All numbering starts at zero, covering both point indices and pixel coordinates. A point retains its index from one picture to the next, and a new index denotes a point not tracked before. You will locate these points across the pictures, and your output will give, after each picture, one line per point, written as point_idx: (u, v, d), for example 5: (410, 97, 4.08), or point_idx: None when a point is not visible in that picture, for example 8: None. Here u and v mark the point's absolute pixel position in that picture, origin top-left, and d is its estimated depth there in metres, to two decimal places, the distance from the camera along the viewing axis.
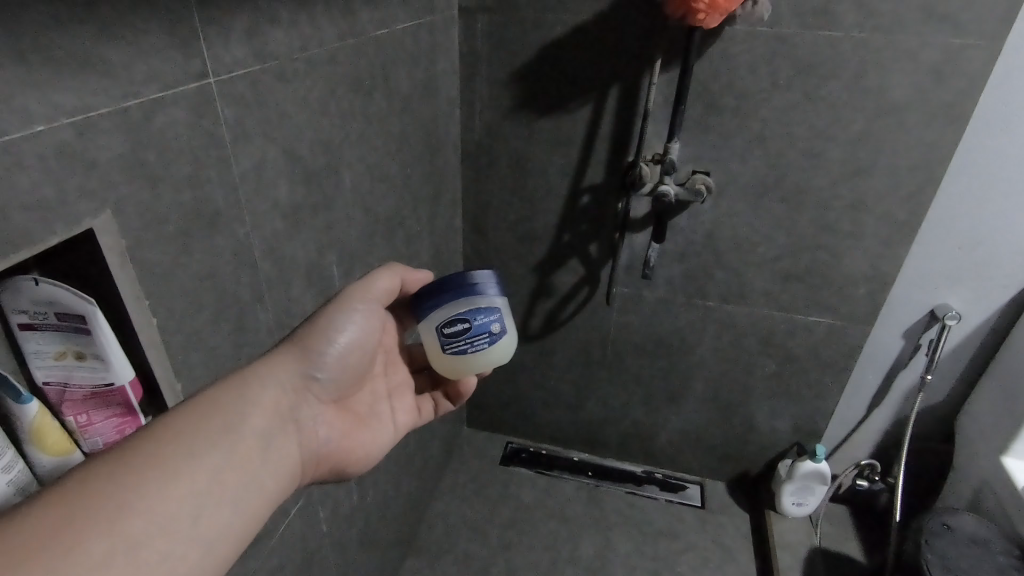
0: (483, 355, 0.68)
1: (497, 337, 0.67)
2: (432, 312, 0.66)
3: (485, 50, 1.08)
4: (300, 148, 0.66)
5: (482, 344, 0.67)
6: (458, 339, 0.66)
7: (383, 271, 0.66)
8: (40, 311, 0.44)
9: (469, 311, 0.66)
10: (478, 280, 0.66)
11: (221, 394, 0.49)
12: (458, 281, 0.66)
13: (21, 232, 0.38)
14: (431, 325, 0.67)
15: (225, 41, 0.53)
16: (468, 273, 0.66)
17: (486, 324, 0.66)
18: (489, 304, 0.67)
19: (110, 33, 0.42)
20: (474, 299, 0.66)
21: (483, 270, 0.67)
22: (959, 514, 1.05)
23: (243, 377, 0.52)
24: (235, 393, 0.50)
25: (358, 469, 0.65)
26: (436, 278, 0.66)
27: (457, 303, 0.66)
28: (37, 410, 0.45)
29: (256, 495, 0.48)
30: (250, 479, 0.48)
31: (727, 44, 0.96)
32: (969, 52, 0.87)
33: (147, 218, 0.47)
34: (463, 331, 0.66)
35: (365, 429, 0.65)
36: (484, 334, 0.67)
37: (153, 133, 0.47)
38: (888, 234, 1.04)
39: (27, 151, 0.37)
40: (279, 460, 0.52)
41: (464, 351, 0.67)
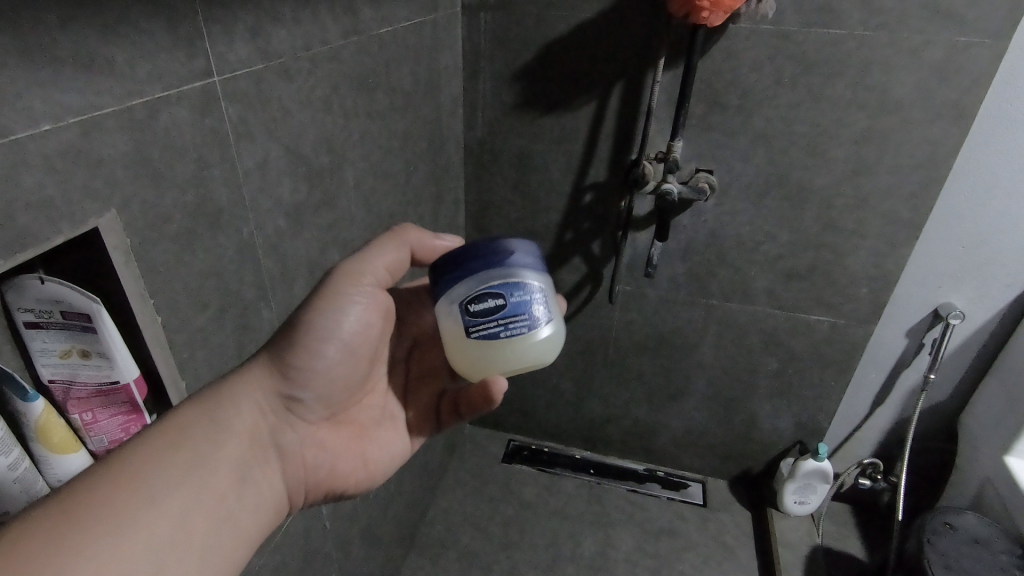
0: (521, 344, 0.56)
1: (538, 322, 0.56)
2: (457, 287, 0.56)
3: (488, 48, 1.07)
4: (303, 146, 0.66)
5: (520, 328, 0.55)
6: (488, 320, 0.55)
7: (385, 247, 0.58)
8: (45, 309, 0.44)
9: (503, 285, 0.55)
10: (514, 250, 0.57)
11: (188, 424, 0.47)
12: (490, 250, 0.56)
13: (26, 232, 0.38)
14: (456, 302, 0.56)
15: (229, 40, 0.53)
16: (501, 242, 0.57)
17: (525, 303, 0.55)
18: (530, 279, 0.56)
19: (115, 32, 0.42)
20: (511, 272, 0.56)
21: (519, 241, 0.58)
22: (962, 513, 1.05)
23: (207, 409, 0.48)
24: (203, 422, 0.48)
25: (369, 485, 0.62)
26: (463, 246, 0.57)
27: (489, 276, 0.55)
28: (43, 409, 0.45)
29: (226, 534, 0.46)
30: (207, 533, 0.44)
31: (731, 42, 0.96)
32: (974, 51, 0.87)
33: (152, 217, 0.48)
34: (495, 310, 0.55)
35: (368, 441, 0.61)
36: (523, 316, 0.55)
37: (158, 131, 0.47)
38: (891, 232, 1.04)
39: (32, 151, 0.37)
40: (246, 502, 0.48)
41: (495, 335, 0.55)
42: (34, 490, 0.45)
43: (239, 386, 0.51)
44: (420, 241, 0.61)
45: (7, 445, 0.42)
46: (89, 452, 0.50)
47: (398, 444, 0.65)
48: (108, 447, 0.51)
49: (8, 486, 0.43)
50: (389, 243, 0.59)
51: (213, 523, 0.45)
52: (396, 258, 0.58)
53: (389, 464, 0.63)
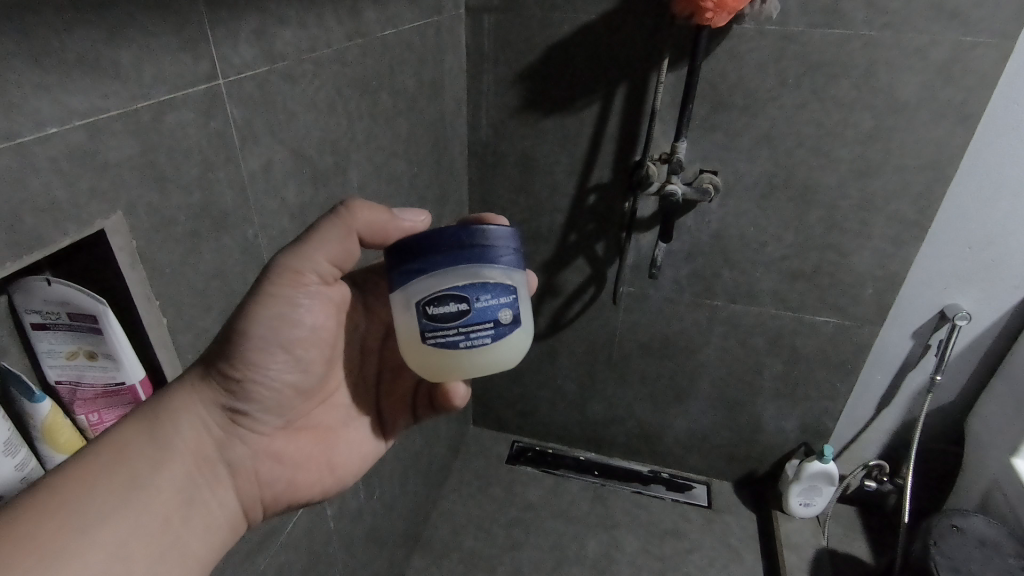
0: (482, 353, 0.53)
1: (504, 331, 0.53)
2: (417, 282, 0.51)
3: (492, 49, 1.08)
4: (308, 148, 0.66)
5: (482, 338, 0.52)
6: (448, 326, 0.51)
7: (330, 237, 0.50)
8: (52, 311, 0.45)
9: (469, 288, 0.51)
10: (489, 245, 0.51)
11: (117, 446, 0.43)
12: (460, 242, 0.51)
13: (33, 234, 0.38)
14: (414, 301, 0.51)
15: (234, 43, 0.53)
16: (476, 233, 0.51)
17: (492, 309, 0.52)
18: (499, 281, 0.52)
19: (121, 36, 0.42)
20: (482, 272, 0.51)
21: (497, 231, 0.52)
22: (970, 516, 1.04)
23: (138, 427, 0.45)
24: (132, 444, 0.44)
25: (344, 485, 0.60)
26: (428, 233, 0.51)
27: (455, 275, 0.51)
28: (49, 410, 0.45)
29: (171, 560, 0.43)
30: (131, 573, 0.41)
31: (735, 42, 0.95)
32: (980, 50, 0.87)
33: (158, 219, 0.48)
34: (457, 315, 0.51)
35: (333, 445, 0.58)
36: (488, 324, 0.52)
37: (163, 134, 0.47)
38: (896, 233, 1.04)
39: (39, 154, 0.38)
40: (181, 533, 0.45)
41: (454, 344, 0.52)
42: None
43: (174, 402, 0.47)
44: (375, 222, 0.52)
45: (13, 445, 0.43)
46: None
47: (369, 442, 0.61)
48: None
49: (15, 486, 0.43)
50: (333, 232, 0.50)
51: (142, 561, 0.41)
52: (344, 248, 0.51)
53: (360, 465, 0.60)
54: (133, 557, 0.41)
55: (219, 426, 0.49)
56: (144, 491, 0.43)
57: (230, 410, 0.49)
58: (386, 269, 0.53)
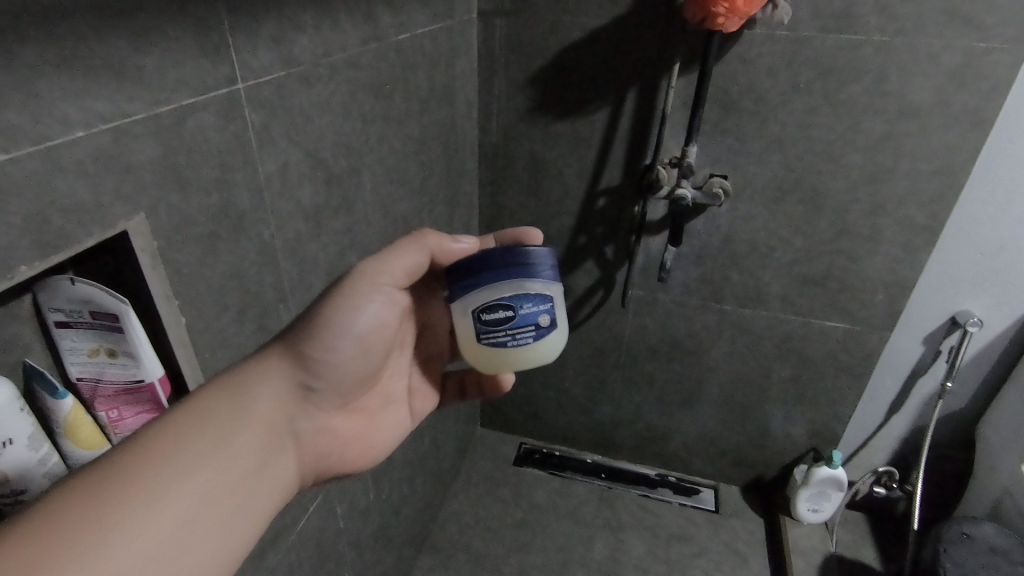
0: (527, 352, 0.59)
1: (545, 332, 0.58)
2: (471, 292, 0.57)
3: (504, 53, 1.08)
4: (322, 151, 0.67)
5: (526, 338, 0.58)
6: (497, 329, 0.57)
7: (406, 249, 0.58)
8: (75, 309, 0.46)
9: (514, 297, 0.57)
10: (530, 260, 0.57)
11: (208, 408, 0.46)
12: (509, 257, 0.56)
13: (58, 235, 0.39)
14: (467, 307, 0.58)
15: (253, 48, 0.54)
16: (519, 250, 0.57)
17: (533, 315, 0.57)
18: (540, 290, 0.57)
19: (146, 42, 0.43)
20: (523, 283, 0.57)
21: (539, 249, 0.58)
22: (979, 523, 1.03)
23: (225, 393, 0.48)
24: (222, 407, 0.46)
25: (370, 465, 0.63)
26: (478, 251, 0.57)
27: (501, 286, 0.57)
28: (71, 406, 0.46)
29: (243, 518, 0.45)
30: (224, 519, 0.44)
31: (746, 47, 0.96)
32: (993, 56, 0.86)
33: (178, 221, 0.49)
34: (504, 320, 0.57)
35: (373, 427, 0.62)
36: (530, 327, 0.57)
37: (185, 137, 0.48)
38: (907, 239, 1.04)
39: (67, 157, 0.39)
40: (263, 490, 0.48)
41: (503, 344, 0.58)
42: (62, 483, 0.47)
43: (255, 373, 0.50)
44: (441, 244, 0.60)
45: (36, 441, 0.44)
46: None
47: (400, 428, 0.65)
48: None
49: (39, 481, 0.44)
50: (410, 245, 0.58)
51: (232, 510, 0.44)
52: (416, 261, 0.58)
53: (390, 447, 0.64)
54: (226, 505, 0.44)
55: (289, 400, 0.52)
56: (241, 450, 0.46)
57: (301, 386, 0.53)
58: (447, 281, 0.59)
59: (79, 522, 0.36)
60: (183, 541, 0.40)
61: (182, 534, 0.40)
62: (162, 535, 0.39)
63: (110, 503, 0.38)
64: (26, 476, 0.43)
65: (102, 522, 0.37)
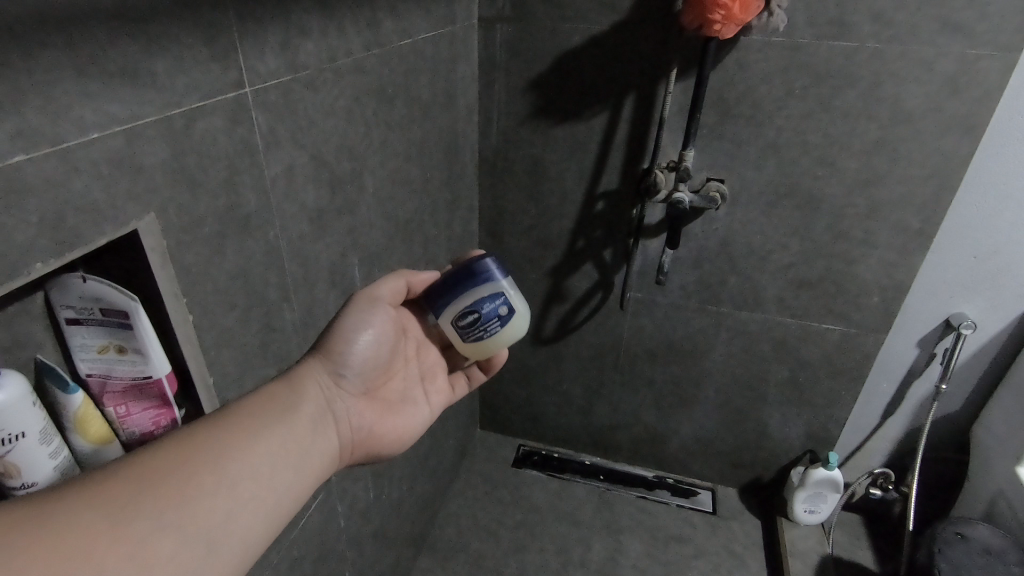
0: (499, 337, 0.72)
1: (508, 318, 0.71)
2: (445, 309, 0.70)
3: (504, 58, 1.10)
4: (326, 153, 0.68)
5: (495, 328, 0.71)
6: (473, 329, 0.70)
7: (388, 276, 0.70)
8: (86, 306, 0.47)
9: (475, 302, 0.69)
10: (479, 271, 0.69)
11: (277, 384, 0.55)
12: (459, 276, 0.70)
13: (74, 232, 0.40)
14: (446, 321, 0.71)
15: (261, 53, 0.55)
16: (468, 267, 0.69)
17: (494, 310, 0.70)
18: (492, 290, 0.70)
19: (159, 47, 0.44)
20: (478, 289, 0.69)
21: (482, 261, 0.70)
22: (976, 524, 1.04)
23: (287, 375, 0.57)
24: (287, 383, 0.56)
25: (392, 452, 0.68)
26: (440, 278, 0.70)
27: (464, 297, 0.70)
28: (81, 401, 0.48)
29: (311, 465, 0.53)
30: (300, 458, 0.51)
31: (742, 54, 0.97)
32: (984, 63, 0.88)
33: (186, 220, 0.50)
34: (475, 321, 0.70)
35: (397, 415, 0.68)
36: (495, 319, 0.70)
37: (194, 140, 0.49)
38: (902, 243, 1.05)
39: (82, 157, 0.40)
40: (323, 447, 0.56)
41: (481, 338, 0.71)
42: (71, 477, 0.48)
43: (307, 363, 0.60)
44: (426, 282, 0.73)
45: (48, 434, 0.45)
46: (122, 444, 0.52)
47: (422, 417, 0.72)
48: (139, 440, 0.52)
49: (50, 474, 0.45)
50: (389, 274, 0.70)
51: (306, 453, 0.52)
52: (394, 287, 0.70)
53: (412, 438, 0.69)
54: (301, 448, 0.52)
55: (336, 383, 0.61)
56: (307, 411, 0.54)
57: (342, 373, 0.62)
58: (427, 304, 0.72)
59: (203, 439, 0.45)
60: (275, 468, 0.48)
61: (275, 460, 0.49)
62: (260, 460, 0.47)
63: (221, 432, 0.46)
64: (40, 471, 0.44)
65: (218, 442, 0.46)
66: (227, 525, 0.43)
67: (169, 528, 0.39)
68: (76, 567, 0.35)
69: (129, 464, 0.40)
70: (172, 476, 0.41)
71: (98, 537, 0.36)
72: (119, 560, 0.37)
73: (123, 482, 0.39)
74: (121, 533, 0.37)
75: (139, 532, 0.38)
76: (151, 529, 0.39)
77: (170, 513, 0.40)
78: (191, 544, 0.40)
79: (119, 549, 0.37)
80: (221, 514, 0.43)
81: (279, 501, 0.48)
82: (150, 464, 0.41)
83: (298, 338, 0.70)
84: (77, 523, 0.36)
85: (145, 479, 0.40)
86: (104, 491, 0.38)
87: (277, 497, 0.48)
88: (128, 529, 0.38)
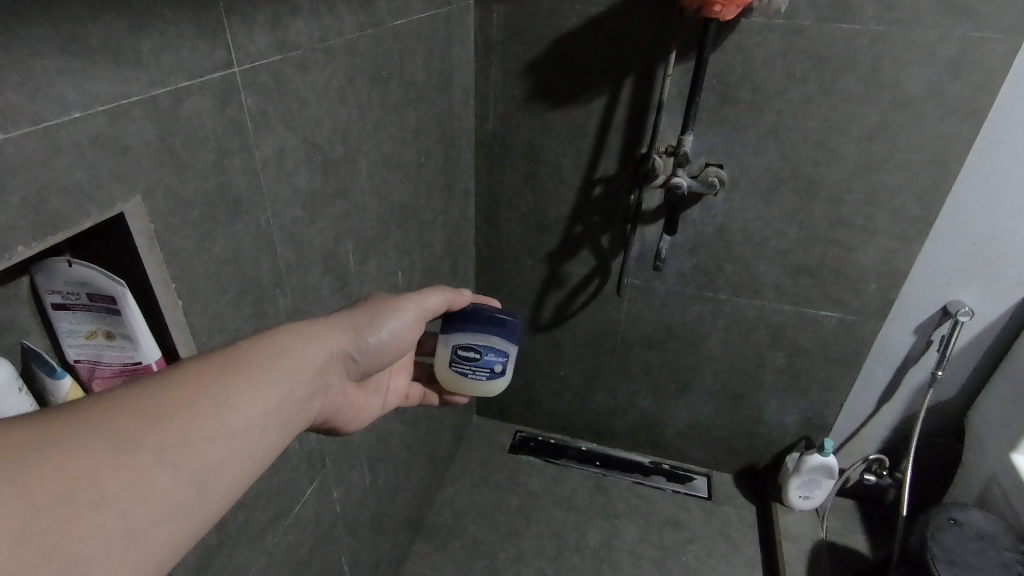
0: (477, 385, 0.77)
1: (495, 375, 0.77)
2: (457, 332, 0.76)
3: (501, 40, 1.08)
4: (319, 136, 0.67)
5: (480, 375, 0.76)
6: (464, 362, 0.76)
7: (436, 290, 0.71)
8: (72, 291, 0.46)
9: (483, 345, 0.75)
10: (504, 325, 0.75)
11: (292, 337, 0.51)
12: (488, 317, 0.75)
13: (58, 216, 0.39)
14: (450, 341, 0.76)
15: (250, 33, 0.54)
16: (499, 314, 0.75)
17: (492, 362, 0.76)
18: (502, 346, 0.76)
19: (143, 24, 0.43)
20: (494, 338, 0.75)
21: (510, 318, 0.76)
22: (968, 510, 1.06)
23: (305, 330, 0.54)
24: (302, 339, 0.52)
25: (350, 431, 0.69)
26: (473, 307, 0.75)
27: (478, 336, 0.75)
28: (70, 387, 0.47)
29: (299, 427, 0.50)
30: (293, 420, 0.48)
31: (743, 37, 0.96)
32: (988, 46, 0.87)
33: (174, 203, 0.49)
34: (471, 358, 0.76)
35: (369, 401, 0.70)
36: (487, 369, 0.76)
37: (181, 120, 0.48)
38: (901, 229, 1.04)
39: (64, 138, 0.39)
40: (313, 412, 0.53)
41: (464, 373, 0.77)
42: None
43: (326, 325, 0.57)
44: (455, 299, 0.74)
45: None
46: None
47: (379, 408, 0.73)
48: None
49: None
50: (437, 290, 0.71)
51: (298, 413, 0.50)
52: (433, 305, 0.70)
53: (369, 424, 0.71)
54: (298, 409, 0.49)
55: (343, 353, 0.59)
56: (310, 373, 0.51)
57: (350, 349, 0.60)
58: (445, 318, 0.76)
59: (217, 380, 0.42)
60: (272, 423, 0.46)
61: (274, 413, 0.46)
62: (262, 411, 0.44)
63: (230, 377, 0.43)
64: None
65: (226, 386, 0.43)
66: (220, 472, 0.40)
67: (169, 464, 0.37)
68: (77, 490, 0.32)
69: (134, 395, 0.38)
70: (179, 413, 0.38)
71: (102, 463, 0.34)
72: (119, 490, 0.34)
73: (128, 412, 0.36)
74: (125, 462, 0.35)
75: (141, 464, 0.35)
76: (153, 462, 0.36)
77: (173, 448, 0.37)
78: (186, 484, 0.38)
79: (121, 478, 0.34)
80: (218, 458, 0.40)
81: (268, 455, 0.45)
82: (164, 397, 0.38)
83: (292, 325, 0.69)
84: (81, 447, 0.34)
85: (152, 412, 0.37)
86: (110, 419, 0.36)
87: (268, 452, 0.45)
88: (131, 459, 0.35)
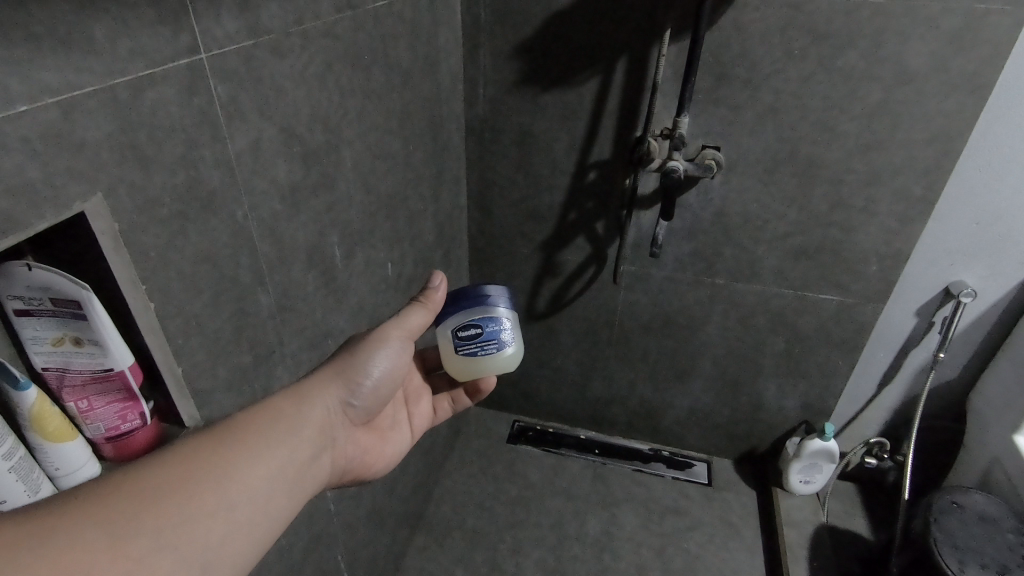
0: (492, 360, 0.73)
1: (506, 344, 0.72)
2: (451, 316, 0.72)
3: (489, 21, 1.04)
4: (297, 126, 0.64)
5: (491, 349, 0.72)
6: (470, 342, 0.72)
7: (418, 308, 0.69)
8: (34, 296, 0.43)
9: (481, 318, 0.71)
10: (493, 294, 0.72)
11: (284, 402, 0.54)
12: (472, 292, 0.72)
13: (8, 217, 0.36)
14: (448, 328, 0.72)
15: (217, 16, 0.51)
16: (483, 285, 0.72)
17: (497, 332, 0.71)
18: (500, 313, 0.72)
19: (94, 7, 0.40)
20: (488, 308, 0.71)
21: (498, 286, 0.73)
22: (970, 493, 1.05)
23: (296, 393, 0.56)
24: (295, 402, 0.55)
25: (374, 474, 0.70)
26: (455, 288, 0.73)
27: (473, 312, 0.71)
28: (36, 397, 0.45)
29: (305, 490, 0.52)
30: (296, 485, 0.51)
31: (739, 13, 0.92)
32: (993, 18, 0.83)
33: (140, 200, 0.46)
34: (475, 336, 0.71)
35: (386, 442, 0.71)
36: (494, 340, 0.72)
37: (144, 111, 0.45)
38: (903, 209, 1.02)
39: (10, 133, 0.36)
40: (317, 472, 0.55)
41: (475, 354, 0.72)
42: (30, 479, 0.45)
43: (317, 385, 0.59)
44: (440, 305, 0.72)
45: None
46: (86, 439, 0.50)
47: (403, 442, 0.74)
48: (105, 435, 0.50)
49: (4, 476, 0.42)
50: (422, 306, 0.69)
51: (304, 475, 0.53)
52: (421, 323, 0.69)
53: (395, 465, 0.72)
54: (298, 475, 0.51)
55: (338, 406, 0.60)
56: (311, 433, 0.55)
57: (346, 399, 0.61)
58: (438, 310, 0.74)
59: (211, 459, 0.45)
60: (275, 492, 0.48)
61: (274, 485, 0.48)
62: (262, 482, 0.47)
63: (223, 453, 0.46)
64: None
65: (221, 464, 0.45)
66: (220, 549, 0.43)
67: (167, 548, 0.39)
68: None
69: (131, 481, 0.40)
70: (176, 497, 0.41)
71: (99, 554, 0.36)
72: None
73: (124, 500, 0.38)
74: (119, 552, 0.37)
75: (136, 551, 0.37)
76: (150, 548, 0.38)
77: (167, 535, 0.39)
78: (187, 566, 0.40)
79: (118, 568, 0.36)
80: (217, 537, 0.42)
81: (272, 527, 0.48)
82: (158, 482, 0.41)
83: (274, 323, 0.66)
84: (72, 540, 0.35)
85: (146, 498, 0.39)
86: (105, 509, 0.37)
87: (273, 520, 0.48)
88: (127, 548, 0.37)
